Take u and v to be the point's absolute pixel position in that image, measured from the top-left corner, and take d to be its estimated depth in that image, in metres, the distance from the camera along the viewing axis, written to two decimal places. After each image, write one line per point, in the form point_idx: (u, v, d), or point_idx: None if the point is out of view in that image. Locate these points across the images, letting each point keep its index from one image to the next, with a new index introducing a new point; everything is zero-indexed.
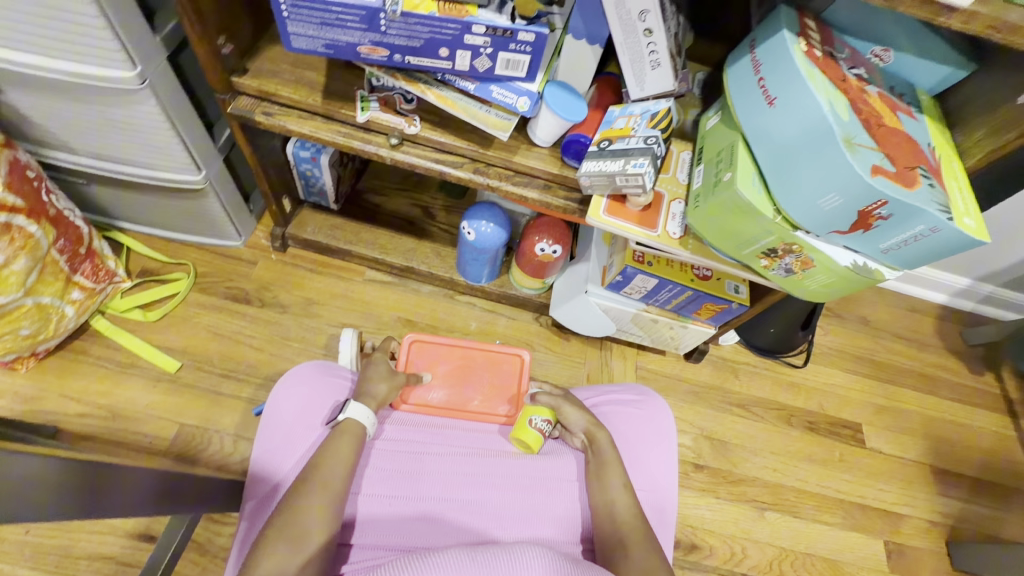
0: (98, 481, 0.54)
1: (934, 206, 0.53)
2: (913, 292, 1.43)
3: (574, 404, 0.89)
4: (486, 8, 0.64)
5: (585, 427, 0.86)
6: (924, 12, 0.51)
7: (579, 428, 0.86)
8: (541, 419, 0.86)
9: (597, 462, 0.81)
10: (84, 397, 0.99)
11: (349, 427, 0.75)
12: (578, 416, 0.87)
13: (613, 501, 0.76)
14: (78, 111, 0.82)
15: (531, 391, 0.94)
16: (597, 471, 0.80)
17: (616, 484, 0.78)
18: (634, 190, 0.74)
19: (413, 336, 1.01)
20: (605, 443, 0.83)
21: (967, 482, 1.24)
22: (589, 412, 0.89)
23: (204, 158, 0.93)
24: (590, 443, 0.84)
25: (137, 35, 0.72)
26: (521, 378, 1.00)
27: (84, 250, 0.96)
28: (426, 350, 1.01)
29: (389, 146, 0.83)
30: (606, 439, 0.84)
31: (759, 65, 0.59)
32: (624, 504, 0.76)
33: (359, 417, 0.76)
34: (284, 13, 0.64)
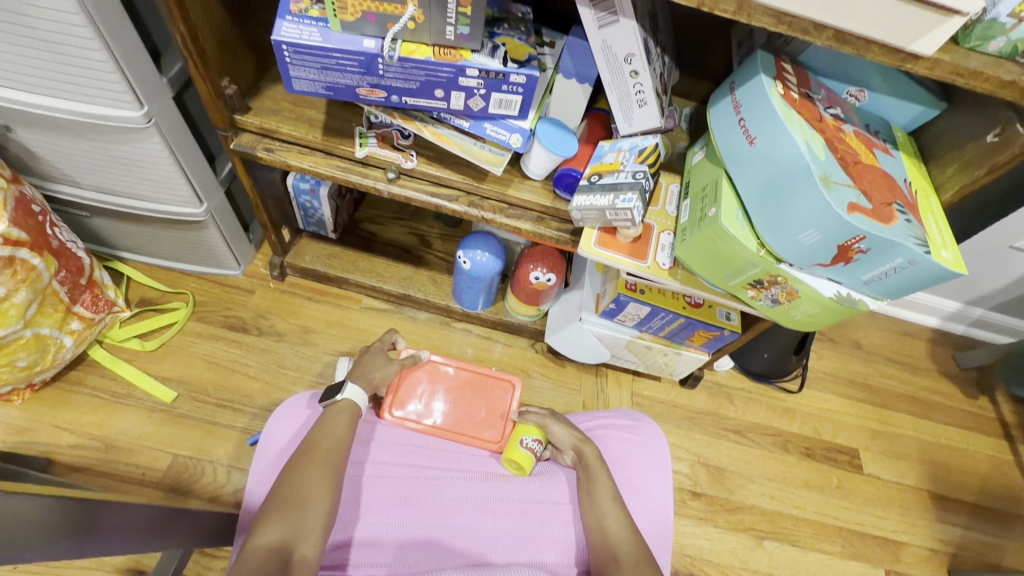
0: (89, 518, 0.54)
1: (910, 239, 0.56)
2: (905, 316, 1.44)
3: (562, 422, 0.91)
4: (479, 52, 0.67)
5: (573, 443, 0.87)
6: (892, 59, 0.54)
7: (567, 444, 0.88)
8: (531, 438, 0.89)
9: (587, 477, 0.82)
10: (78, 428, 0.99)
11: (343, 406, 0.80)
12: (565, 432, 0.89)
13: (603, 516, 0.77)
14: (85, 149, 0.85)
15: (519, 408, 0.97)
16: (586, 486, 0.81)
17: (603, 491, 0.80)
18: (624, 222, 0.76)
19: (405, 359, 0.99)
20: (593, 457, 0.84)
21: (966, 508, 1.23)
22: (576, 428, 0.90)
23: (206, 191, 0.96)
24: (579, 458, 0.85)
25: (145, 78, 0.75)
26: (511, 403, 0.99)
27: (85, 280, 0.98)
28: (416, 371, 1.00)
29: (386, 180, 0.86)
30: (594, 453, 0.85)
31: (739, 105, 0.62)
32: (616, 517, 0.77)
33: (354, 397, 0.81)
34: (286, 58, 0.67)
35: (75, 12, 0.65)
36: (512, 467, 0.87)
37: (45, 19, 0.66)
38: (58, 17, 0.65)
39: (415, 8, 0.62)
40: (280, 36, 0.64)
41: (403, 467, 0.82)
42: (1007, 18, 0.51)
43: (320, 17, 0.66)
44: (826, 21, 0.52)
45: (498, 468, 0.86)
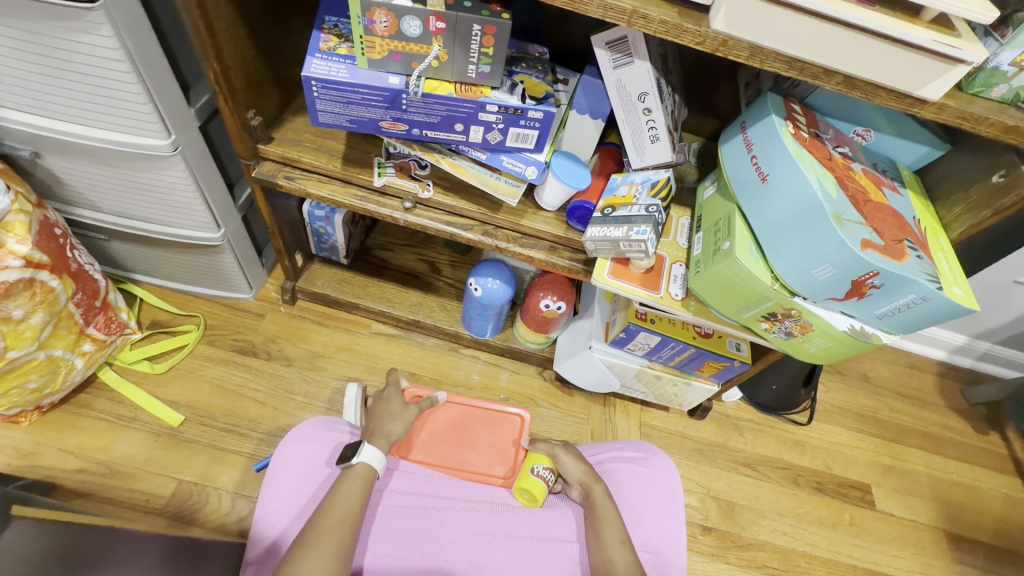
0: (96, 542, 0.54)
1: (924, 276, 0.57)
2: (912, 349, 1.44)
3: (572, 452, 0.91)
4: (498, 89, 0.70)
5: (581, 477, 0.87)
6: (900, 104, 0.56)
7: (575, 478, 0.88)
8: (542, 468, 0.89)
9: (595, 515, 0.81)
10: (83, 452, 0.98)
11: (359, 471, 0.76)
12: (575, 465, 0.89)
13: (610, 559, 0.74)
14: (110, 175, 0.87)
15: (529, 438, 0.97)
16: (594, 525, 0.79)
17: (611, 535, 0.77)
18: (637, 254, 0.77)
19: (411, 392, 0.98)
20: (600, 495, 0.83)
21: (982, 548, 1.21)
22: (586, 462, 0.90)
23: (224, 217, 0.98)
24: (586, 495, 0.85)
25: (175, 109, 0.78)
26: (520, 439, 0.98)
27: (100, 302, 0.98)
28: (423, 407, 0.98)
29: (402, 209, 0.87)
30: (602, 490, 0.84)
31: (751, 143, 0.64)
32: (623, 557, 0.74)
33: (371, 460, 0.77)
34: (314, 93, 0.69)
35: (115, 47, 0.68)
36: (525, 498, 0.87)
37: (84, 54, 0.69)
38: (98, 51, 0.68)
39: (441, 48, 0.65)
40: (310, 72, 0.67)
41: (413, 499, 0.81)
42: (1008, 66, 0.54)
43: (348, 55, 0.69)
44: (837, 67, 0.54)
45: (508, 498, 0.87)
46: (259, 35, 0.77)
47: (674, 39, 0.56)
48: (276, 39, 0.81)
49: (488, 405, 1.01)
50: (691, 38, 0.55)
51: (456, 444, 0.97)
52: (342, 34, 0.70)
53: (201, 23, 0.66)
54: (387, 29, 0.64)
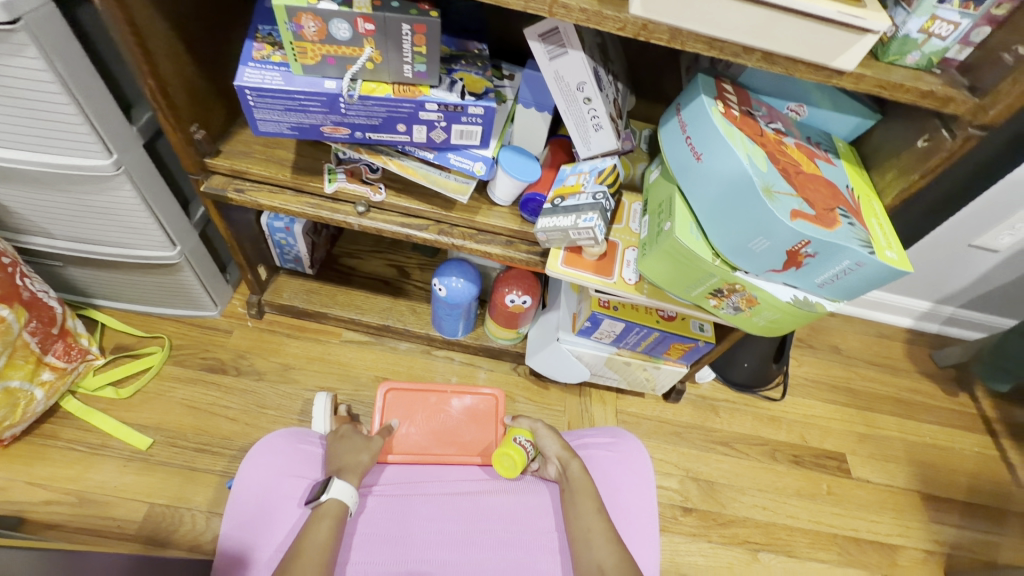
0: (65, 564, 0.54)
1: (855, 242, 0.58)
2: (880, 318, 1.47)
3: (552, 430, 0.94)
4: (437, 88, 0.71)
5: (558, 454, 0.89)
6: (821, 76, 0.57)
7: (552, 454, 0.90)
8: (524, 438, 0.92)
9: (571, 488, 0.82)
10: (52, 483, 0.96)
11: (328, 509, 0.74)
12: (553, 441, 0.91)
13: (588, 526, 0.76)
14: (56, 199, 0.86)
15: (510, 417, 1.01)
16: (570, 497, 0.81)
17: (588, 505, 0.79)
18: (587, 241, 0.78)
19: (389, 385, 1.02)
20: (577, 471, 0.85)
21: (958, 506, 1.23)
22: (563, 439, 0.92)
23: (180, 235, 0.97)
24: (564, 470, 0.86)
25: (116, 128, 0.77)
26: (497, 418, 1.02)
27: (57, 330, 0.97)
28: (401, 400, 1.02)
29: (356, 214, 0.87)
30: (578, 465, 0.86)
31: (685, 125, 0.66)
32: (599, 522, 0.77)
33: (341, 496, 0.76)
34: (250, 102, 0.69)
35: (43, 69, 0.67)
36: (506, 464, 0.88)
37: (15, 77, 0.68)
38: (27, 74, 0.67)
39: (373, 49, 0.65)
40: (243, 81, 0.67)
41: (394, 506, 0.81)
42: (917, 34, 0.56)
43: (282, 63, 0.69)
44: (756, 44, 0.55)
45: (491, 481, 0.87)
46: (199, 50, 0.76)
47: (596, 27, 0.57)
48: (217, 52, 0.80)
49: (461, 389, 1.04)
50: (613, 24, 0.56)
51: (439, 432, 1.00)
52: (276, 42, 0.70)
53: (132, 42, 0.65)
54: (316, 34, 0.64)
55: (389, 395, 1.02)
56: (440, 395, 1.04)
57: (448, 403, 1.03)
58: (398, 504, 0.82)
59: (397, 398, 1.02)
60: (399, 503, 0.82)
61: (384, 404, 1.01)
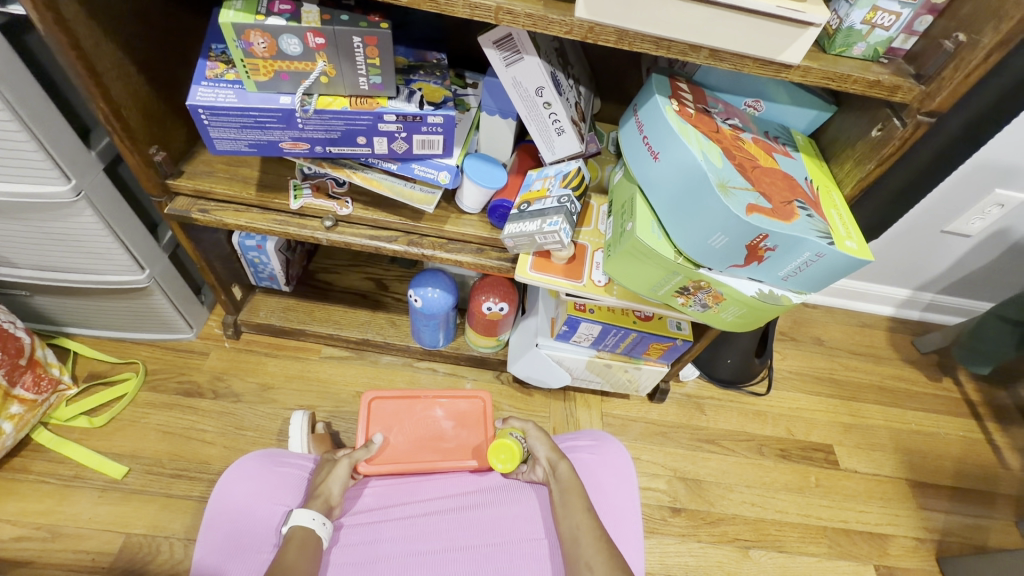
0: None
1: (813, 233, 0.59)
2: (861, 307, 1.48)
3: (541, 431, 0.92)
4: (395, 99, 0.70)
5: (549, 456, 0.87)
6: (768, 71, 0.58)
7: (542, 455, 0.88)
8: (519, 433, 0.92)
9: (560, 489, 0.81)
10: (23, 518, 0.94)
11: (295, 536, 0.71)
12: (542, 443, 0.90)
13: (576, 526, 0.75)
14: (17, 229, 0.84)
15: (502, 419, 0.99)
16: (561, 498, 0.80)
17: (577, 505, 0.78)
18: (555, 245, 0.78)
19: (372, 394, 1.01)
20: (565, 471, 0.84)
21: (946, 491, 1.24)
22: (553, 441, 0.91)
23: (148, 258, 0.95)
24: (552, 472, 0.85)
25: (71, 153, 0.77)
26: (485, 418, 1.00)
27: (25, 360, 0.95)
28: (387, 404, 1.00)
29: (324, 228, 0.87)
30: (567, 467, 0.85)
31: (642, 124, 0.66)
32: (587, 521, 0.75)
33: (301, 521, 0.73)
34: (205, 121, 0.68)
35: None
36: (502, 455, 0.88)
37: None
38: None
39: (326, 63, 0.65)
40: (195, 101, 0.66)
41: (362, 533, 0.79)
42: (861, 25, 0.56)
43: (236, 80, 0.69)
44: (702, 43, 0.56)
45: (477, 495, 0.86)
46: (151, 69, 0.75)
47: (543, 31, 0.57)
48: (171, 72, 0.79)
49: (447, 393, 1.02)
50: (560, 28, 0.57)
51: (424, 439, 0.98)
52: (230, 60, 0.70)
53: (80, 65, 0.64)
54: (266, 50, 0.63)
55: (374, 401, 1.00)
56: (426, 400, 1.02)
57: (434, 406, 1.01)
58: (370, 530, 0.80)
59: (382, 405, 1.00)
60: (369, 531, 0.80)
61: (366, 414, 0.99)
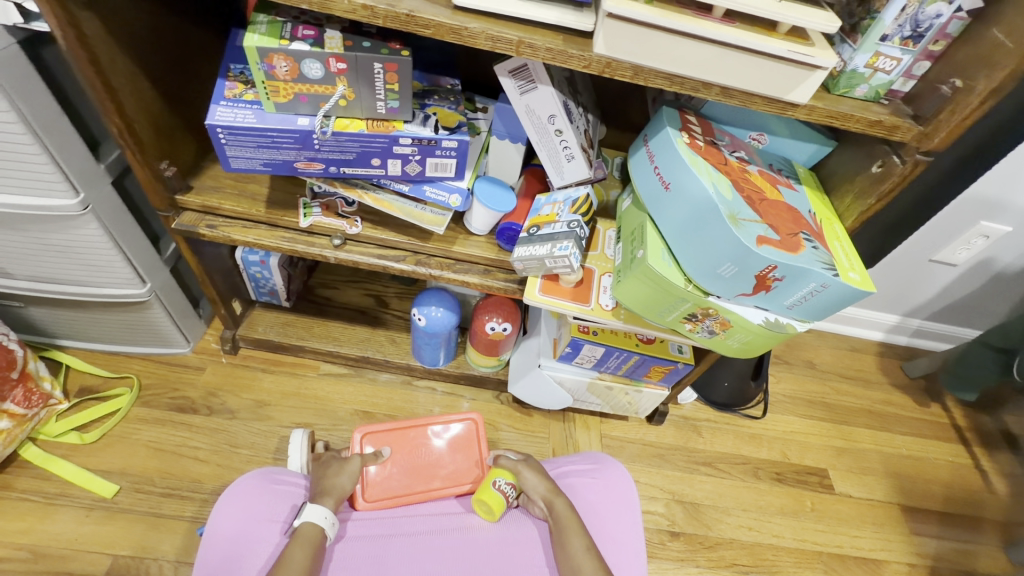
0: None
1: (819, 265, 0.61)
2: (852, 332, 1.51)
3: (535, 467, 0.91)
4: (411, 123, 0.72)
5: (544, 494, 0.86)
6: (776, 109, 0.60)
7: (537, 493, 0.87)
8: (503, 481, 0.88)
9: (558, 527, 0.80)
10: (5, 538, 0.91)
11: (304, 531, 0.73)
12: (537, 480, 0.88)
13: (577, 566, 0.73)
14: (17, 240, 0.83)
15: (497, 456, 0.97)
16: (559, 538, 0.78)
17: (577, 543, 0.76)
18: (564, 269, 0.79)
19: (361, 431, 0.98)
20: (562, 507, 0.82)
21: (937, 517, 1.25)
22: (548, 478, 0.89)
23: (149, 271, 0.94)
24: (549, 510, 0.83)
25: (81, 166, 0.76)
26: (479, 442, 1.00)
27: (16, 374, 0.93)
28: (379, 437, 0.98)
29: (332, 247, 0.87)
30: (564, 503, 0.84)
31: (653, 155, 0.68)
32: (590, 563, 0.73)
33: (315, 518, 0.75)
34: (221, 140, 0.69)
35: (6, 110, 0.66)
36: (482, 509, 0.86)
37: None
38: None
39: (346, 87, 0.66)
40: (214, 120, 0.67)
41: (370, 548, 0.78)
42: (864, 68, 0.59)
43: (255, 100, 0.69)
44: (714, 80, 0.58)
45: (471, 519, 0.86)
46: (165, 86, 0.76)
47: (562, 64, 0.59)
48: (185, 89, 0.80)
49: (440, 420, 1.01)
50: (578, 62, 0.59)
51: (422, 467, 0.97)
52: (248, 80, 0.71)
53: (97, 81, 0.64)
54: (288, 73, 0.64)
55: (363, 439, 0.98)
56: (418, 429, 1.00)
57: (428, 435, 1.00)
58: (375, 545, 0.79)
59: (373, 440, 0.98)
60: (377, 545, 0.79)
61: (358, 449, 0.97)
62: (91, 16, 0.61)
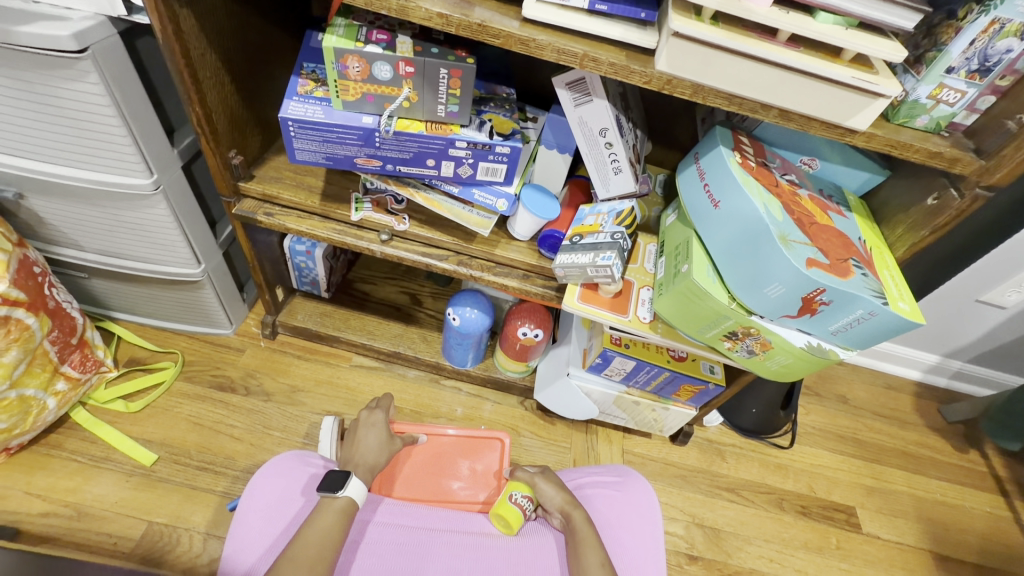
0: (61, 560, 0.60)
1: (869, 292, 0.60)
2: (889, 369, 1.47)
3: (551, 480, 0.93)
4: (468, 127, 0.74)
5: (560, 505, 0.87)
6: (833, 134, 0.61)
7: (554, 505, 0.88)
8: (520, 494, 0.90)
9: (573, 541, 0.79)
10: (52, 495, 0.96)
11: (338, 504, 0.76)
12: (554, 492, 0.90)
13: None
14: (92, 215, 0.89)
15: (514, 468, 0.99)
16: (574, 549, 0.78)
17: (592, 557, 0.75)
18: (604, 279, 0.80)
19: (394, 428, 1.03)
20: (580, 520, 0.82)
21: (971, 569, 1.19)
22: (566, 490, 0.91)
23: (205, 253, 0.99)
24: (567, 521, 0.84)
25: (157, 149, 0.81)
26: (501, 461, 1.03)
27: (76, 340, 0.99)
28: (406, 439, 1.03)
29: (379, 241, 0.90)
30: (582, 517, 0.83)
31: (704, 172, 0.69)
32: None
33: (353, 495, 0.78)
34: (291, 132, 0.73)
35: (101, 94, 0.71)
36: (500, 524, 0.85)
37: (73, 100, 0.72)
38: (85, 97, 0.72)
39: (410, 90, 0.70)
40: (286, 113, 0.71)
41: (402, 535, 0.77)
42: (926, 99, 0.60)
43: (324, 98, 0.74)
44: (773, 102, 0.59)
45: (488, 527, 0.84)
46: (242, 80, 0.81)
47: (623, 80, 0.61)
48: (259, 84, 0.85)
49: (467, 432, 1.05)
50: (639, 78, 0.60)
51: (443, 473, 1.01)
52: (319, 79, 0.75)
53: (186, 72, 0.69)
54: (359, 74, 0.68)
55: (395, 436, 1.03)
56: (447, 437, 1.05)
57: (456, 444, 1.05)
58: (411, 536, 0.77)
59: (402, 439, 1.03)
60: (412, 535, 0.77)
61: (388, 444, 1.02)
62: (188, 12, 0.66)
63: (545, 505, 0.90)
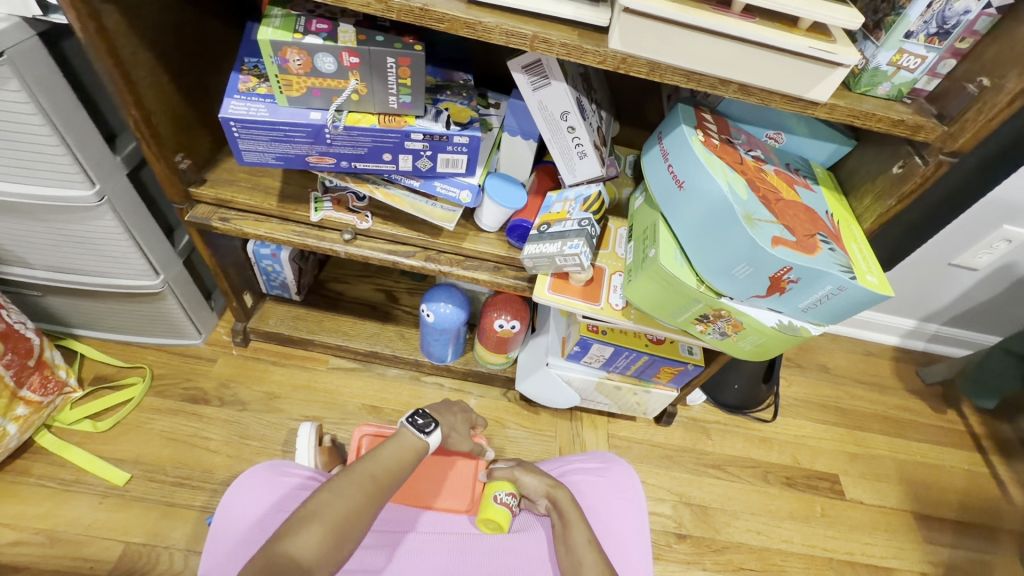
0: None
1: (836, 267, 0.59)
2: (867, 336, 1.49)
3: (532, 470, 0.90)
4: (422, 118, 0.71)
5: (545, 489, 0.86)
6: (795, 107, 0.59)
7: (539, 493, 0.86)
8: (503, 493, 0.86)
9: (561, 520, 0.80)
10: (22, 522, 0.93)
11: (409, 440, 0.79)
12: (537, 481, 0.88)
13: (580, 559, 0.73)
14: (36, 230, 0.85)
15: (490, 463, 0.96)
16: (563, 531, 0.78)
17: (579, 537, 0.76)
18: (574, 267, 0.78)
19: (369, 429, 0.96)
20: (565, 498, 0.82)
21: (951, 526, 1.23)
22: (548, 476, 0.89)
23: (164, 263, 0.95)
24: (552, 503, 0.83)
25: (97, 158, 0.77)
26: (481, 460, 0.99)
27: (34, 361, 0.95)
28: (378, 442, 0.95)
29: (343, 241, 0.87)
30: (567, 495, 0.84)
31: (667, 153, 0.67)
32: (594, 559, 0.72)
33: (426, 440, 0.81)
34: (234, 133, 0.69)
35: (26, 102, 0.67)
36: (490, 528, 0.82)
37: None
38: (8, 106, 0.67)
39: (358, 82, 0.66)
40: (227, 113, 0.67)
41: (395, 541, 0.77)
42: (887, 66, 0.58)
43: (268, 94, 0.70)
44: (731, 77, 0.57)
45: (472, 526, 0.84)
46: (183, 79, 0.76)
47: (577, 60, 0.58)
48: (202, 82, 0.80)
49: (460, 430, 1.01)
50: (593, 58, 0.58)
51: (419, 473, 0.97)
52: (262, 74, 0.71)
53: (116, 73, 0.65)
54: (301, 67, 0.64)
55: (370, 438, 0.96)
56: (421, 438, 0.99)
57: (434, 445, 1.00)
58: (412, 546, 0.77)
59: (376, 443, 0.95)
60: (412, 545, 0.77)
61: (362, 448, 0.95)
62: (111, 8, 0.61)
63: (529, 495, 0.88)
